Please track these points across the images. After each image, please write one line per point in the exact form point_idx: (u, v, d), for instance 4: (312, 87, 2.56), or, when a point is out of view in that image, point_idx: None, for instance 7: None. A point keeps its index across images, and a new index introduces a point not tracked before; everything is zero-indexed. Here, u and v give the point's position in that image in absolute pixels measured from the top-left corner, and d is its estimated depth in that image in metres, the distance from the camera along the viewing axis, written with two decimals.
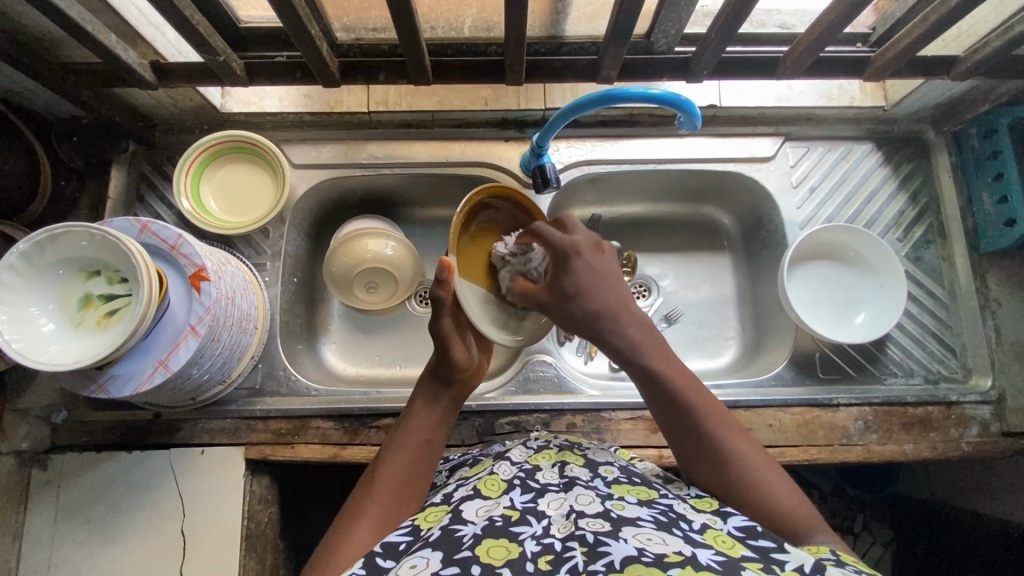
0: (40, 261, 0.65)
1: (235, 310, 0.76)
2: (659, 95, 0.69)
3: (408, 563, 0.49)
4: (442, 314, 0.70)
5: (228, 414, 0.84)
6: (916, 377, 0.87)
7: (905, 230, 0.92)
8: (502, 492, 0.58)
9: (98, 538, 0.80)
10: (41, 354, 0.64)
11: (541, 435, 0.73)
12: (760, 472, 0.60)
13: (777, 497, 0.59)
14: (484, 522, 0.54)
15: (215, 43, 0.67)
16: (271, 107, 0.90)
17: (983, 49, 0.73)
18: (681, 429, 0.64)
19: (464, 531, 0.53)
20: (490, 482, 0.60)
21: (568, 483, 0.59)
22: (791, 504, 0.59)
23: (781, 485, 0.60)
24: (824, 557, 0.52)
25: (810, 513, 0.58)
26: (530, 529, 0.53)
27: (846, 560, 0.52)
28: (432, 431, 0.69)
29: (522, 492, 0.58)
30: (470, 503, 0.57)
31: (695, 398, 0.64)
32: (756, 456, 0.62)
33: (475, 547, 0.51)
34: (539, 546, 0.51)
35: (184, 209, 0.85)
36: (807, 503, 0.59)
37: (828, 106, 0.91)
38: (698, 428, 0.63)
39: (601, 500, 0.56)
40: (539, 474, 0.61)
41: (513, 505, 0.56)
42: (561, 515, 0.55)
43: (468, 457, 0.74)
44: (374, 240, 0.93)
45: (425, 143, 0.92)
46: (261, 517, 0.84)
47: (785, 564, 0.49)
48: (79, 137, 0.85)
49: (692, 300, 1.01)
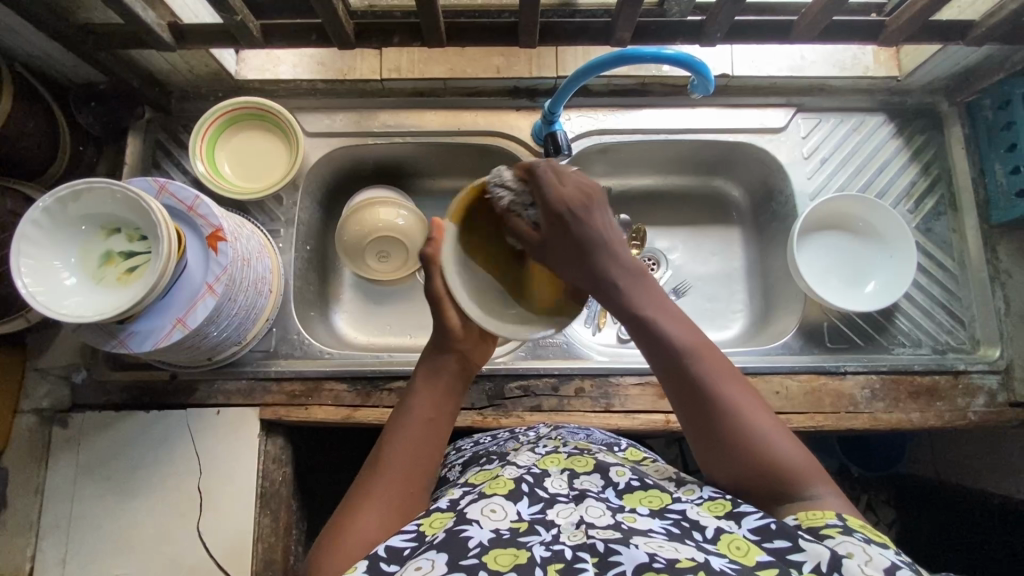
0: (63, 217, 0.67)
1: (250, 272, 0.77)
2: (673, 56, 0.69)
3: (414, 565, 0.49)
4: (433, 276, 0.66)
5: (243, 374, 0.85)
6: (924, 347, 0.87)
7: (916, 201, 0.92)
8: (509, 493, 0.57)
9: (117, 493, 0.82)
10: (61, 306, 0.65)
11: (551, 438, 0.71)
12: (756, 426, 0.57)
13: (784, 461, 0.55)
14: (491, 532, 0.52)
15: (233, 2, 0.68)
16: (285, 73, 0.91)
17: (998, 13, 0.73)
18: (676, 381, 0.59)
19: (470, 534, 0.52)
20: (496, 482, 0.59)
21: (578, 494, 0.57)
22: (784, 465, 0.55)
23: (787, 449, 0.56)
24: (830, 526, 0.50)
25: (817, 475, 0.55)
26: (539, 537, 0.52)
27: (854, 525, 0.50)
28: (435, 410, 0.67)
29: (530, 503, 0.56)
30: (477, 503, 0.56)
31: (687, 344, 0.59)
32: (768, 423, 0.57)
33: (482, 555, 0.50)
34: (549, 553, 0.50)
35: (200, 173, 0.86)
36: (804, 461, 0.56)
37: (840, 76, 0.90)
38: (702, 385, 0.58)
39: (611, 513, 0.55)
40: (547, 481, 0.60)
41: (521, 517, 0.55)
42: (571, 523, 0.54)
43: (480, 453, 0.73)
44: (384, 210, 0.94)
45: (437, 112, 0.93)
46: (276, 476, 0.85)
47: (802, 565, 0.47)
48: (97, 103, 0.88)
49: (702, 273, 1.01)
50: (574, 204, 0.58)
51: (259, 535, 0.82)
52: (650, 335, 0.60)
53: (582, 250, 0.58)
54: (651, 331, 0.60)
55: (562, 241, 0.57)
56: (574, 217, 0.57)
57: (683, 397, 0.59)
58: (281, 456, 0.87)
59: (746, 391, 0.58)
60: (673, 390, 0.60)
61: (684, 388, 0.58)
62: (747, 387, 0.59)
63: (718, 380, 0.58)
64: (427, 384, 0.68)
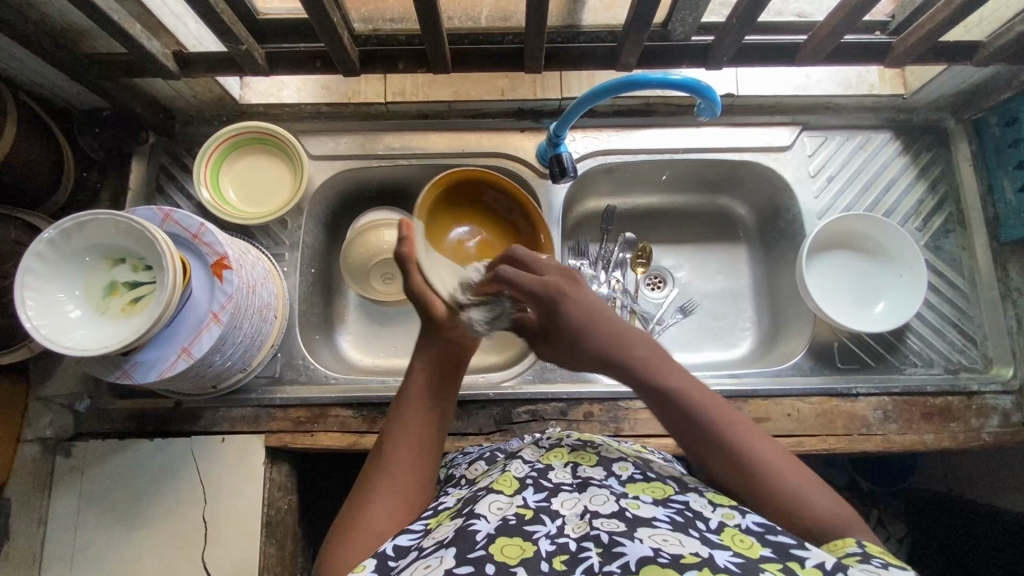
0: (67, 247, 0.66)
1: (256, 298, 0.76)
2: (679, 80, 0.69)
3: (424, 563, 0.48)
4: (413, 271, 0.69)
5: (249, 402, 0.85)
6: (936, 367, 0.86)
7: (924, 219, 0.91)
8: (514, 489, 0.56)
9: (120, 523, 0.81)
10: (67, 339, 0.65)
11: (555, 432, 0.70)
12: (798, 487, 0.56)
13: (819, 511, 0.54)
14: (498, 520, 0.51)
15: (239, 32, 0.68)
16: (290, 98, 0.91)
17: (1006, 34, 0.73)
18: (706, 451, 0.59)
19: (478, 529, 0.50)
20: (504, 480, 0.58)
21: (581, 483, 0.56)
22: (829, 519, 0.54)
23: (816, 496, 0.55)
24: (850, 553, 0.49)
25: (850, 521, 0.54)
26: (544, 528, 0.50)
27: (874, 552, 0.49)
28: (430, 399, 0.67)
29: (535, 491, 0.55)
30: (483, 500, 0.54)
31: (711, 414, 0.59)
32: (792, 473, 0.57)
33: (489, 546, 0.48)
34: (554, 546, 0.49)
35: (204, 199, 0.85)
36: (847, 511, 0.55)
37: (847, 95, 0.90)
38: (731, 452, 0.58)
39: (615, 499, 0.53)
40: (551, 474, 0.59)
41: (526, 504, 0.53)
42: (575, 514, 0.52)
43: (487, 450, 0.73)
44: (391, 232, 0.94)
45: (441, 134, 0.93)
46: (281, 504, 0.84)
47: (805, 560, 0.46)
48: (100, 129, 0.89)
49: (708, 291, 1.00)
50: (560, 284, 0.66)
51: (265, 565, 0.80)
52: (676, 414, 0.60)
53: (574, 326, 0.65)
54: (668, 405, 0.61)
55: (568, 324, 0.65)
56: (567, 299, 0.66)
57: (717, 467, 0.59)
58: (286, 483, 0.86)
59: (761, 442, 0.59)
60: (688, 446, 0.61)
61: (711, 457, 0.59)
62: (772, 442, 0.60)
63: (745, 449, 0.58)
64: (423, 375, 0.68)
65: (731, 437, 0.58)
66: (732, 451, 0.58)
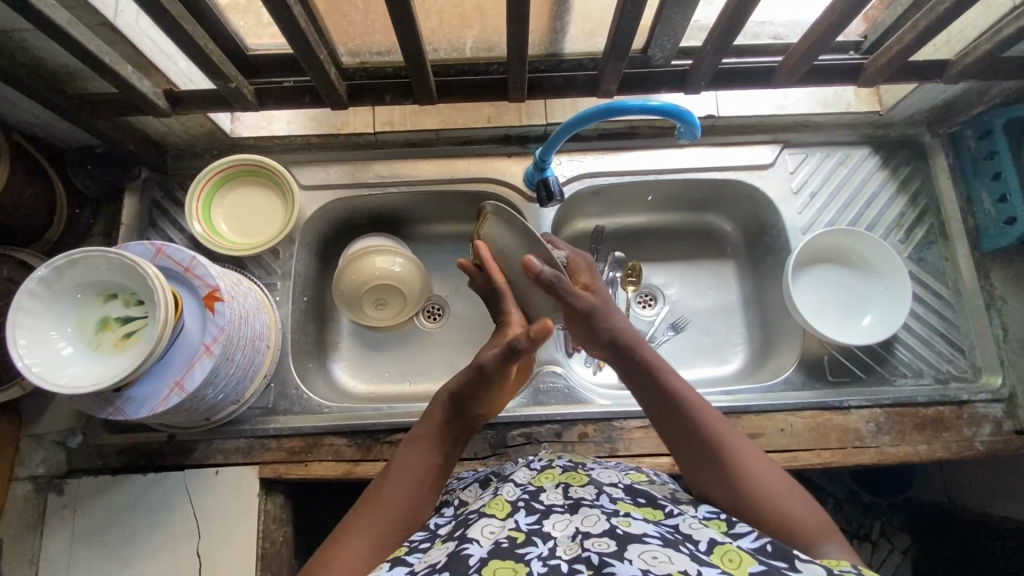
0: (59, 286, 0.67)
1: (248, 330, 0.77)
2: (658, 106, 0.70)
3: None
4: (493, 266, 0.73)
5: (242, 433, 0.84)
6: (926, 377, 0.87)
7: (906, 231, 0.93)
8: (505, 512, 0.56)
9: (112, 562, 0.80)
10: (59, 377, 0.65)
11: (547, 455, 0.70)
12: (765, 483, 0.59)
13: (788, 508, 0.57)
14: (491, 543, 0.51)
15: (228, 70, 0.70)
16: (281, 130, 0.93)
17: (972, 53, 0.75)
18: (679, 423, 0.64)
19: (471, 553, 0.50)
20: (497, 503, 0.58)
21: (573, 504, 0.56)
22: (798, 517, 0.57)
23: (792, 500, 0.58)
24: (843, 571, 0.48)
25: (818, 524, 0.56)
26: (536, 549, 0.50)
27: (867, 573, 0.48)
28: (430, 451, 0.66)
29: (527, 514, 0.55)
30: (476, 524, 0.54)
31: (688, 392, 0.65)
32: (770, 473, 0.60)
33: (483, 569, 0.48)
34: (546, 567, 0.48)
35: (197, 233, 0.86)
36: (818, 517, 0.57)
37: (825, 113, 0.93)
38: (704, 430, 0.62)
39: (606, 518, 0.53)
40: (543, 495, 0.59)
41: (519, 527, 0.53)
42: (566, 536, 0.52)
43: (481, 475, 0.73)
44: (383, 258, 0.94)
45: (430, 161, 0.94)
46: (275, 536, 0.84)
47: None
48: (92, 165, 0.89)
49: (698, 308, 1.01)
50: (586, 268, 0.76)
51: None
52: (656, 386, 0.66)
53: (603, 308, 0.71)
54: (653, 379, 0.66)
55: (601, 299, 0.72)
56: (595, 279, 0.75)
57: (684, 437, 0.63)
58: (282, 514, 0.85)
59: (744, 441, 0.63)
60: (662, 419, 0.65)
61: (680, 430, 0.64)
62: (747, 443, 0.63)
63: (721, 432, 0.62)
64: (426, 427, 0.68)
65: (706, 419, 0.63)
66: (702, 428, 0.62)
